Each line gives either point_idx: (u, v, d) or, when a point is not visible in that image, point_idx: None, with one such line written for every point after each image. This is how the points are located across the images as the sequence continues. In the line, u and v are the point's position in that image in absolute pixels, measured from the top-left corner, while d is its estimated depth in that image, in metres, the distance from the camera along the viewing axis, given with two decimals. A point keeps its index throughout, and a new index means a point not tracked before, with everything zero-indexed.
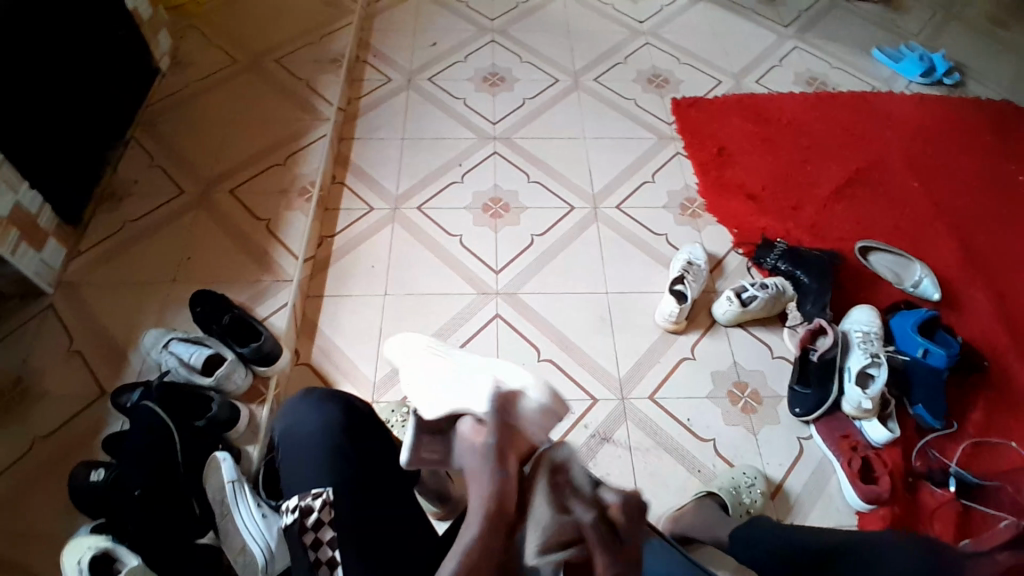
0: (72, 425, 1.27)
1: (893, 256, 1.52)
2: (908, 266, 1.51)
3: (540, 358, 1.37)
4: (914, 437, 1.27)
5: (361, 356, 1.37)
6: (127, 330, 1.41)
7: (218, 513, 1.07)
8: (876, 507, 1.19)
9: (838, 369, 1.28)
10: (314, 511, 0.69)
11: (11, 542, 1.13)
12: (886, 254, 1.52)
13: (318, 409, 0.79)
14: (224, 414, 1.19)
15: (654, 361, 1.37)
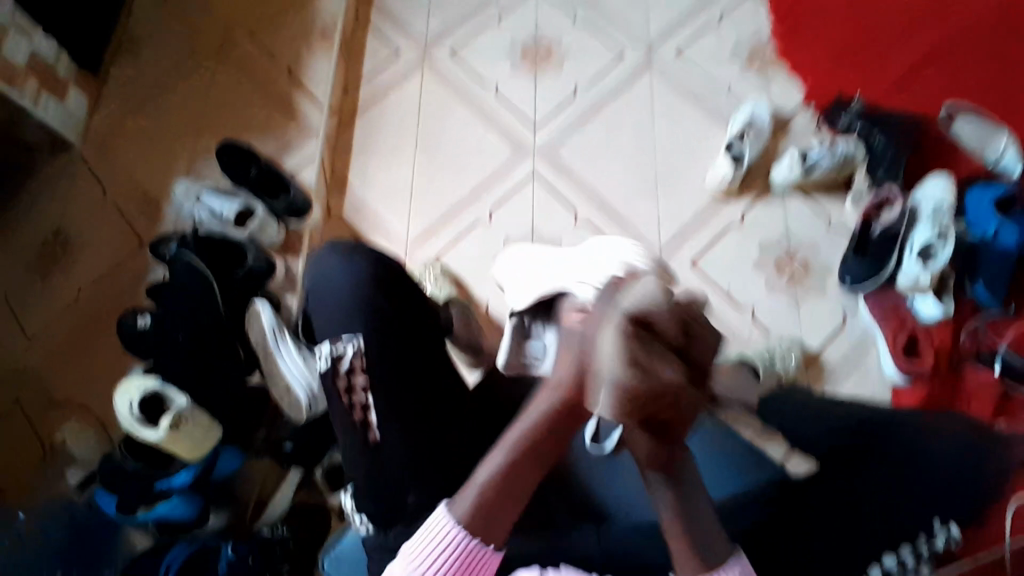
0: (118, 273, 1.34)
1: (977, 123, 1.30)
2: (992, 136, 1.29)
3: (577, 221, 1.31)
4: (968, 316, 1.19)
5: (393, 214, 1.34)
6: (159, 182, 1.40)
7: (263, 356, 1.12)
8: (912, 382, 1.15)
9: (899, 242, 1.19)
10: (347, 357, 0.69)
11: (83, 378, 1.26)
12: (971, 120, 1.30)
13: (345, 262, 0.75)
14: (260, 265, 1.19)
15: (701, 226, 1.30)
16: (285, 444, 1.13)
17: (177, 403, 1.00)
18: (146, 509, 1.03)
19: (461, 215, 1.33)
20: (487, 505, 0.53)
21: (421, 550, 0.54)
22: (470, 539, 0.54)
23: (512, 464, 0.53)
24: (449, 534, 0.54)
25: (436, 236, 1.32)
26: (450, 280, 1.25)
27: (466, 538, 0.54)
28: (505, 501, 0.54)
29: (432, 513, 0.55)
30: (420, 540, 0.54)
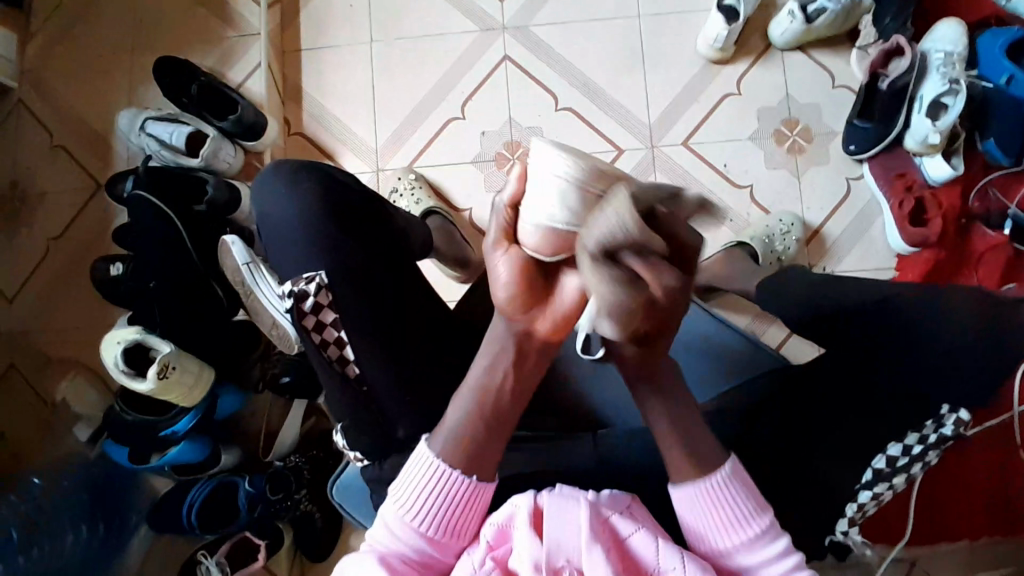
0: (81, 221, 1.26)
1: None
2: None
3: (558, 107, 1.21)
4: (976, 176, 1.12)
5: (358, 121, 1.23)
6: (102, 115, 1.28)
7: (245, 293, 1.02)
8: (920, 250, 1.10)
9: (909, 99, 1.09)
10: (310, 296, 0.64)
11: (69, 334, 1.22)
12: None
13: (289, 194, 0.70)
14: (222, 196, 1.11)
15: (693, 100, 1.19)
16: (279, 377, 1.07)
17: (164, 350, 0.97)
18: (160, 455, 1.03)
19: (432, 114, 1.22)
20: (461, 449, 0.56)
21: (411, 492, 0.56)
22: (456, 477, 0.56)
23: (477, 410, 0.57)
24: (435, 472, 0.56)
25: (407, 141, 1.22)
26: (427, 187, 1.17)
27: (452, 479, 0.56)
28: (477, 446, 0.57)
29: (414, 453, 0.58)
30: (407, 482, 0.57)
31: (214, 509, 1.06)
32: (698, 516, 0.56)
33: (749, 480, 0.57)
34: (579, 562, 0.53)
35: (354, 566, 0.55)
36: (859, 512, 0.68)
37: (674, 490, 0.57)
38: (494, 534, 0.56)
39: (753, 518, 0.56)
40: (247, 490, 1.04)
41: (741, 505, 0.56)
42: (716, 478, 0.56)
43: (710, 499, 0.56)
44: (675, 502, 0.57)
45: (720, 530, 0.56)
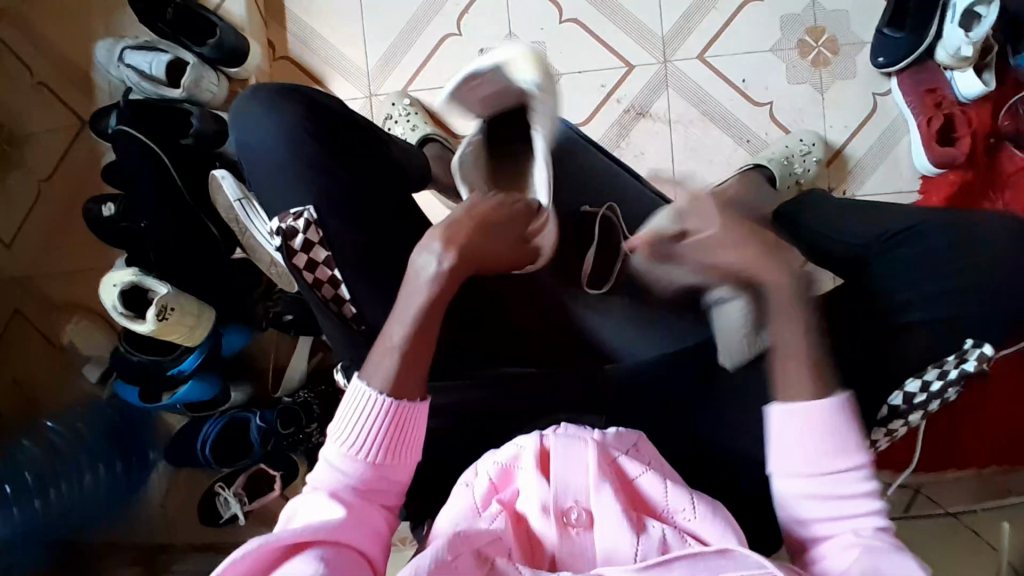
0: (67, 160, 1.21)
1: None
2: None
3: (562, 21, 1.11)
4: (1010, 92, 1.03)
5: (347, 42, 1.15)
6: (77, 44, 1.20)
7: (239, 231, 0.98)
8: (946, 171, 1.04)
9: (942, 6, 1.00)
10: (299, 233, 0.61)
11: (69, 278, 1.20)
12: None
13: (271, 117, 0.64)
14: (209, 128, 1.05)
15: (710, 8, 1.09)
16: (283, 315, 1.06)
17: (162, 291, 0.95)
18: (170, 394, 1.03)
19: (427, 32, 1.14)
20: (406, 362, 0.56)
21: (351, 427, 0.55)
22: (394, 401, 0.55)
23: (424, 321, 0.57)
24: (373, 402, 0.55)
25: (401, 63, 1.14)
26: (424, 112, 1.11)
27: (390, 399, 0.55)
28: (423, 349, 0.57)
29: (348, 392, 0.56)
30: (344, 417, 0.55)
31: (227, 446, 1.07)
32: (796, 438, 0.56)
33: (859, 418, 0.56)
34: (587, 501, 0.52)
35: (305, 508, 0.53)
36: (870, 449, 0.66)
37: (775, 409, 0.57)
38: (498, 471, 0.55)
39: (852, 452, 0.55)
40: (259, 425, 1.03)
41: (844, 439, 0.55)
42: (831, 404, 0.55)
43: (811, 424, 0.55)
44: (772, 423, 0.57)
45: (818, 459, 0.55)
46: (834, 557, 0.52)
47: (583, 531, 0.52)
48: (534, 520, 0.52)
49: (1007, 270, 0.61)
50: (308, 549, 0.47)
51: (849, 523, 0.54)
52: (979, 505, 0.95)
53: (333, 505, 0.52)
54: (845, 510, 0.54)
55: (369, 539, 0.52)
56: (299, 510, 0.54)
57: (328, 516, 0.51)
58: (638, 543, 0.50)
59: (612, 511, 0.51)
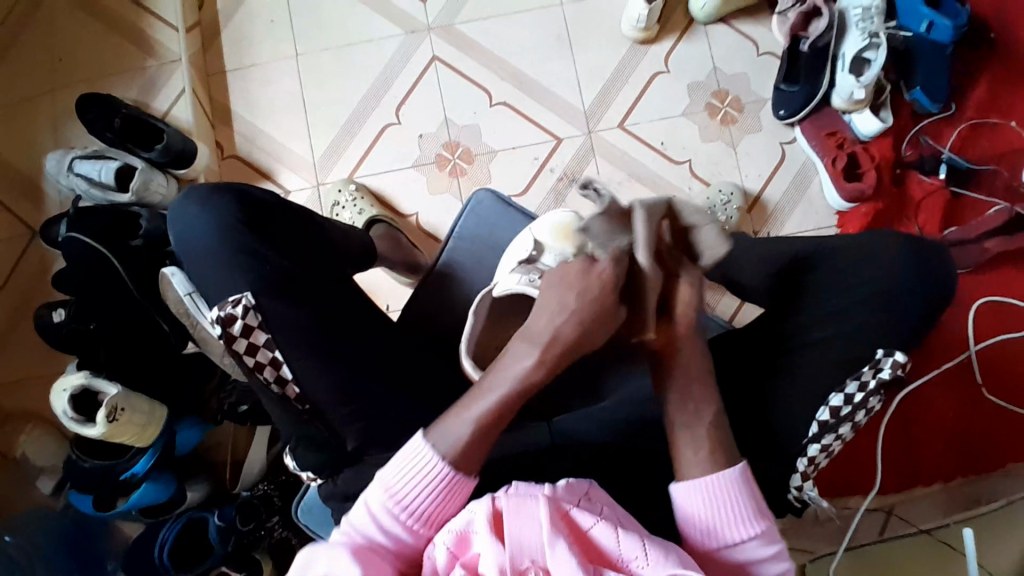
0: (18, 272, 1.21)
1: None
2: None
3: (493, 103, 1.21)
4: (907, 125, 1.16)
5: (292, 137, 1.22)
6: (28, 158, 1.23)
7: (189, 325, 0.97)
8: (858, 206, 1.12)
9: (831, 57, 1.12)
10: (238, 319, 0.63)
11: (22, 390, 1.18)
12: None
13: (207, 214, 0.69)
14: (159, 228, 1.07)
15: (624, 82, 1.20)
16: (237, 406, 1.03)
17: (111, 392, 0.93)
18: (125, 499, 0.99)
19: (368, 122, 1.21)
20: (478, 442, 0.59)
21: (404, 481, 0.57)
22: (457, 475, 0.58)
23: (486, 422, 0.59)
24: (435, 468, 0.58)
25: (344, 153, 1.21)
26: (370, 196, 1.16)
27: (451, 470, 0.58)
28: (489, 440, 0.59)
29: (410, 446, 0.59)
30: (400, 468, 0.58)
31: (187, 547, 1.02)
32: (698, 517, 0.57)
33: (754, 486, 0.58)
34: (544, 560, 0.53)
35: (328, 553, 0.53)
36: (811, 466, 0.68)
37: (675, 488, 0.58)
38: (454, 539, 0.55)
39: (752, 521, 0.57)
40: (217, 523, 0.98)
41: (742, 509, 0.57)
42: (723, 476, 0.57)
43: (721, 499, 0.57)
44: (677, 501, 0.58)
45: (723, 536, 0.57)
46: None
47: None
48: None
49: (897, 289, 0.70)
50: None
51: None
52: (949, 520, 0.97)
53: (351, 561, 0.51)
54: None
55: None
56: (313, 558, 0.53)
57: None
58: None
59: (568, 565, 0.51)
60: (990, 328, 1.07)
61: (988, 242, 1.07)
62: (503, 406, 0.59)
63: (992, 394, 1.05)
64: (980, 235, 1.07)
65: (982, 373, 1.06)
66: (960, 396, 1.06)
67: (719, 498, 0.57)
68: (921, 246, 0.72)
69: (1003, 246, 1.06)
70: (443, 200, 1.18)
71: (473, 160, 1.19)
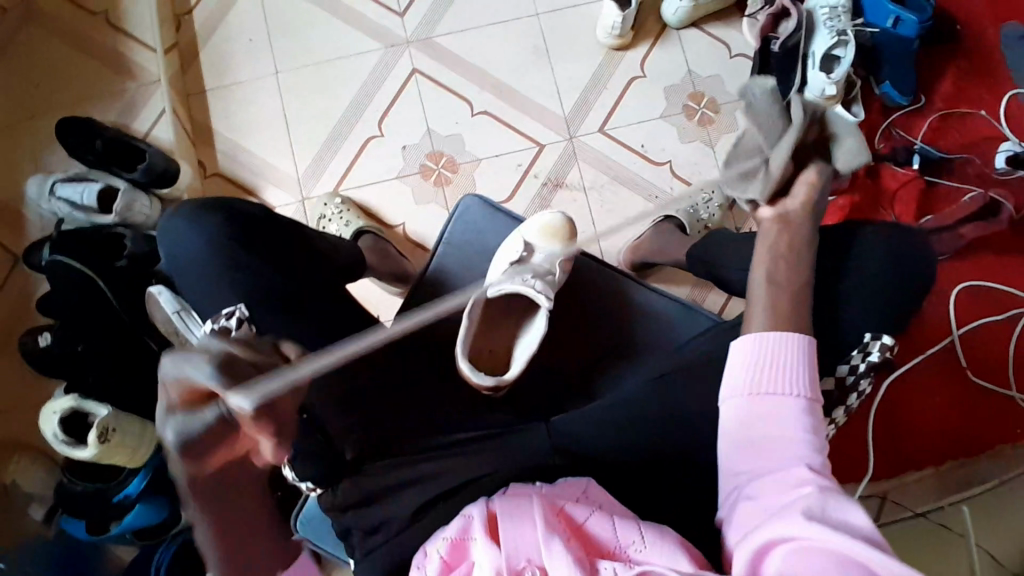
0: (0, 299, 1.20)
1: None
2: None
3: (474, 112, 1.22)
4: (878, 119, 1.19)
5: (276, 153, 1.22)
6: (7, 184, 1.23)
7: (176, 345, 0.95)
8: (836, 199, 1.16)
9: (801, 57, 1.15)
10: (231, 331, 0.62)
11: (9, 418, 1.16)
12: None
13: (195, 230, 0.70)
14: (143, 249, 1.06)
15: (602, 87, 1.23)
16: None
17: (102, 413, 0.93)
18: (118, 522, 0.98)
19: (352, 135, 1.22)
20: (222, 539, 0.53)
21: None
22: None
23: (225, 533, 0.53)
24: None
25: (329, 167, 1.21)
26: (356, 208, 1.17)
27: None
28: (237, 544, 0.54)
29: None
30: None
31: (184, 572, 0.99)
32: (755, 364, 0.63)
33: (816, 361, 0.63)
34: (541, 558, 0.52)
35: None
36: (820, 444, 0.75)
37: (738, 343, 0.65)
38: (448, 548, 0.56)
39: (804, 389, 0.61)
40: None
41: (801, 371, 0.62)
42: (786, 337, 0.63)
43: (779, 356, 0.62)
44: (736, 356, 0.64)
45: (777, 390, 0.61)
46: (780, 503, 0.56)
47: None
48: None
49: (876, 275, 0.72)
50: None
51: (789, 458, 0.58)
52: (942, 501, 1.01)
53: None
54: (789, 444, 0.59)
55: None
56: None
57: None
58: None
59: (563, 562, 0.51)
60: (971, 313, 1.10)
61: (963, 229, 1.12)
62: (229, 471, 0.52)
63: (977, 377, 1.08)
64: (956, 222, 1.11)
65: (967, 357, 1.09)
66: (946, 381, 1.09)
67: (778, 355, 0.63)
68: (897, 233, 0.74)
69: (977, 232, 1.12)
70: (429, 210, 1.19)
71: (457, 169, 1.20)
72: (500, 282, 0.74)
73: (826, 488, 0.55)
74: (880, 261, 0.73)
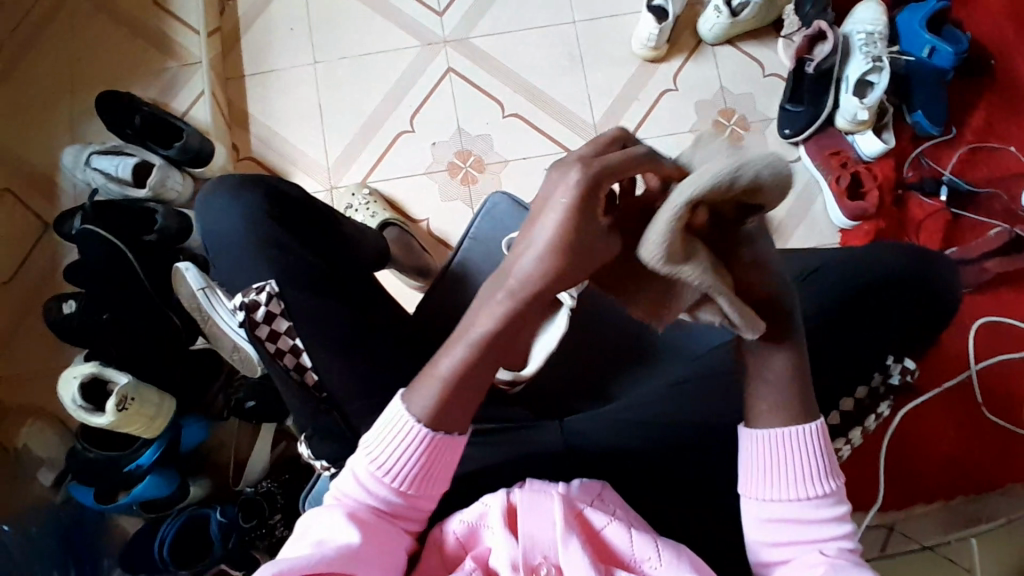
0: (28, 263, 1.22)
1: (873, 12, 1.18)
2: (864, 16, 1.18)
3: (505, 113, 1.23)
4: (908, 148, 1.19)
5: (307, 141, 1.24)
6: (45, 153, 1.25)
7: (201, 320, 0.97)
8: (860, 224, 1.16)
9: (834, 80, 1.16)
10: (262, 305, 0.65)
11: (28, 381, 1.18)
12: (866, 12, 1.18)
13: (234, 204, 0.73)
14: (173, 225, 1.09)
15: (634, 98, 1.23)
16: (244, 402, 1.04)
17: (122, 381, 0.94)
18: (128, 492, 1.00)
19: (382, 128, 1.24)
20: (450, 392, 0.55)
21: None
22: (433, 435, 0.56)
23: (472, 359, 0.54)
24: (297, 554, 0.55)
25: (358, 158, 1.23)
26: (382, 200, 1.18)
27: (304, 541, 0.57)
28: (473, 383, 0.56)
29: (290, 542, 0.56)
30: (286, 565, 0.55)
31: (187, 544, 1.01)
32: (764, 459, 0.58)
33: (830, 444, 0.58)
34: (557, 556, 0.54)
35: (323, 525, 0.55)
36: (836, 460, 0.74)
37: (745, 433, 0.60)
38: (465, 530, 0.57)
39: (820, 478, 0.58)
40: (219, 520, 0.99)
41: (818, 461, 0.57)
42: (799, 428, 0.58)
43: (791, 447, 0.58)
44: (743, 446, 0.60)
45: (791, 482, 0.57)
46: None
47: None
48: None
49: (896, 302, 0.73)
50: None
51: (816, 544, 0.56)
52: (951, 535, 1.00)
53: None
54: (811, 532, 0.57)
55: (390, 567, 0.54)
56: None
57: (343, 539, 0.53)
58: None
59: (580, 563, 0.53)
60: (991, 349, 1.10)
61: (987, 263, 1.11)
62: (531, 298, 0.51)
63: (991, 414, 1.07)
64: (980, 255, 1.11)
65: (982, 395, 1.08)
66: (960, 413, 1.08)
67: (791, 445, 0.57)
68: (921, 262, 0.75)
69: (1001, 267, 1.11)
70: (453, 207, 1.20)
71: (484, 169, 1.21)
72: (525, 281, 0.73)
73: (839, 565, 0.54)
74: (906, 288, 0.73)
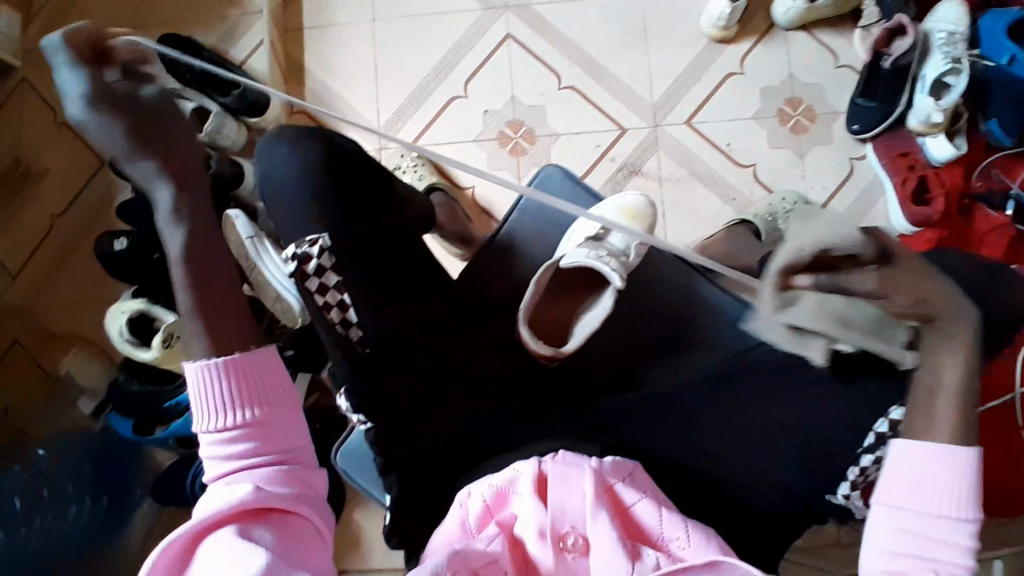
0: (83, 198, 1.26)
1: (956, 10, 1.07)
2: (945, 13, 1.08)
3: (561, 85, 1.21)
4: (979, 156, 1.13)
5: (361, 99, 1.24)
6: None
7: (247, 267, 1.00)
8: (921, 231, 1.09)
9: (911, 78, 1.09)
10: (313, 258, 0.67)
11: (76, 311, 1.22)
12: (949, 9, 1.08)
13: (293, 153, 0.73)
14: (225, 172, 1.10)
15: (697, 79, 1.19)
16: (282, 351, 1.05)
17: (168, 320, 0.97)
18: (165, 426, 1.03)
19: (436, 91, 1.23)
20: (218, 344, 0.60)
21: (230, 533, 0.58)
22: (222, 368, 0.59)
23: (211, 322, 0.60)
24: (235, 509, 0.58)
25: (409, 120, 1.22)
26: (430, 164, 1.18)
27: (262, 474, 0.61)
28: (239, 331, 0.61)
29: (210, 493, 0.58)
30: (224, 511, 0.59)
31: None
32: (912, 470, 0.57)
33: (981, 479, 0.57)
34: (584, 527, 0.54)
35: (206, 499, 0.57)
36: None
37: (903, 441, 0.59)
38: (493, 495, 0.57)
39: (966, 510, 0.55)
40: None
41: (965, 493, 0.55)
42: (956, 452, 0.56)
43: (939, 466, 0.56)
44: (896, 452, 0.59)
45: (932, 499, 0.56)
46: None
47: (579, 557, 0.53)
48: (531, 544, 0.54)
49: None
50: (277, 512, 0.56)
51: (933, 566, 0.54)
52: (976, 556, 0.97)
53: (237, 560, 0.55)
54: (934, 553, 0.54)
55: (306, 489, 0.59)
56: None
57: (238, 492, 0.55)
58: (633, 567, 0.51)
59: (607, 537, 0.52)
60: None
61: None
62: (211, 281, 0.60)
63: None
64: None
65: None
66: None
67: (939, 466, 0.56)
68: (980, 280, 0.73)
69: None
70: (500, 177, 1.19)
71: (534, 140, 1.19)
72: (575, 255, 0.73)
73: None
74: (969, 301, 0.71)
